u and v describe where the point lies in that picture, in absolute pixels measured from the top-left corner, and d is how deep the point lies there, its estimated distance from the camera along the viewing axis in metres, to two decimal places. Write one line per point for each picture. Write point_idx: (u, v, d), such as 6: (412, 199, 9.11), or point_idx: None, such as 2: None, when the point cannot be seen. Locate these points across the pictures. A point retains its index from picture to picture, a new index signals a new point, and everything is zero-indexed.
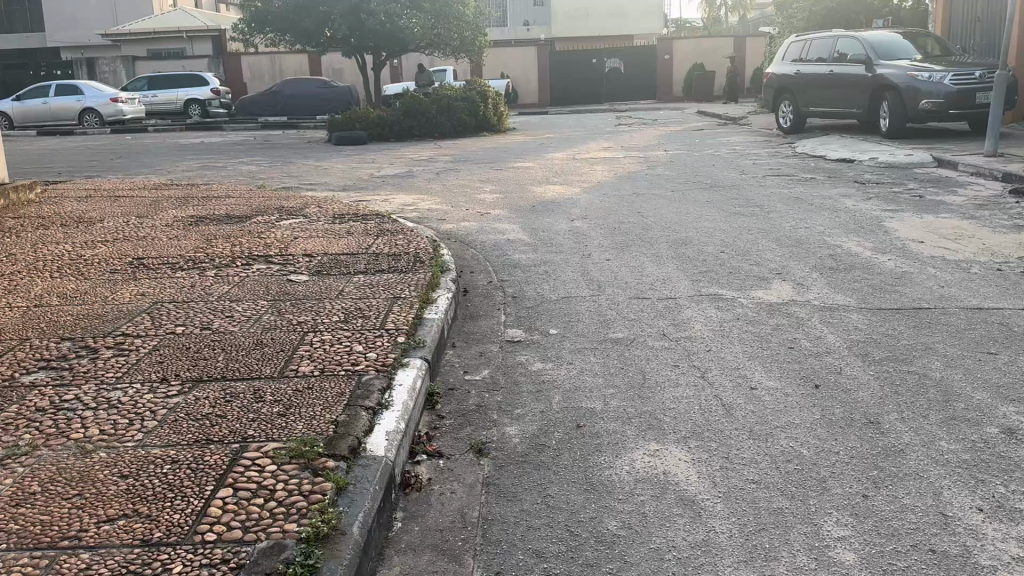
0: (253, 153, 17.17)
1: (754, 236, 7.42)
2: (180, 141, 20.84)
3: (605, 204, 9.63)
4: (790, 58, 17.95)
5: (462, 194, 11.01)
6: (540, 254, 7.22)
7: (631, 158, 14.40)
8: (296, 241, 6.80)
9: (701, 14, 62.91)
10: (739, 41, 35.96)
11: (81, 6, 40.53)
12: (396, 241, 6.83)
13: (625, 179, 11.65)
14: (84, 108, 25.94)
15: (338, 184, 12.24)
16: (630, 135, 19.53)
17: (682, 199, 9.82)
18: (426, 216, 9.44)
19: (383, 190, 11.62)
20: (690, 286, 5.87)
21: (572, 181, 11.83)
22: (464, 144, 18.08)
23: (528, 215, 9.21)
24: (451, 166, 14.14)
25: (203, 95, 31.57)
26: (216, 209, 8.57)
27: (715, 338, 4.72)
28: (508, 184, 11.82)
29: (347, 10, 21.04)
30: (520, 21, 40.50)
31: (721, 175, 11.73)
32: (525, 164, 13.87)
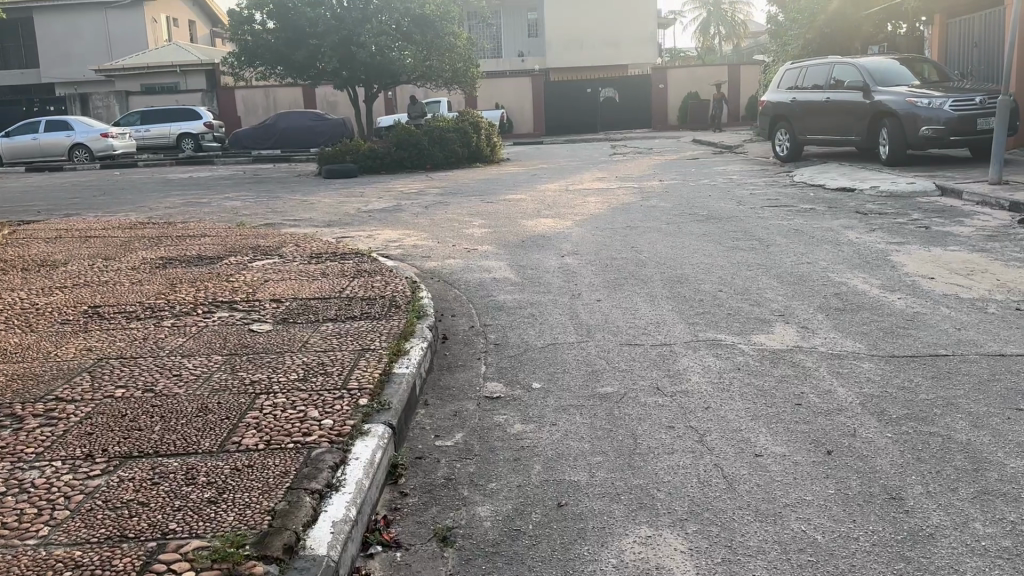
0: (240, 188, 16.82)
1: (754, 273, 7.00)
2: (168, 176, 20.52)
3: (598, 238, 9.22)
4: (786, 86, 17.71)
5: (449, 229, 10.63)
6: (527, 294, 6.79)
7: (625, 189, 14.04)
8: (266, 285, 6.37)
9: (695, 44, 63.14)
10: (733, 69, 35.88)
11: (75, 42, 40.58)
12: (372, 283, 6.39)
13: (618, 211, 11.28)
14: (74, 144, 25.58)
15: (322, 220, 11.85)
16: (624, 165, 19.22)
17: (677, 232, 9.43)
18: (410, 254, 9.03)
19: (369, 226, 11.23)
20: (687, 330, 5.44)
21: (564, 213, 11.46)
22: (456, 175, 17.75)
23: (517, 251, 8.81)
24: (440, 199, 13.76)
25: (196, 129, 31.36)
26: (188, 249, 8.16)
27: (714, 393, 4.28)
28: (498, 217, 11.44)
29: (337, 43, 20.83)
30: (515, 51, 40.81)
31: (718, 206, 11.35)
32: (517, 197, 13.50)
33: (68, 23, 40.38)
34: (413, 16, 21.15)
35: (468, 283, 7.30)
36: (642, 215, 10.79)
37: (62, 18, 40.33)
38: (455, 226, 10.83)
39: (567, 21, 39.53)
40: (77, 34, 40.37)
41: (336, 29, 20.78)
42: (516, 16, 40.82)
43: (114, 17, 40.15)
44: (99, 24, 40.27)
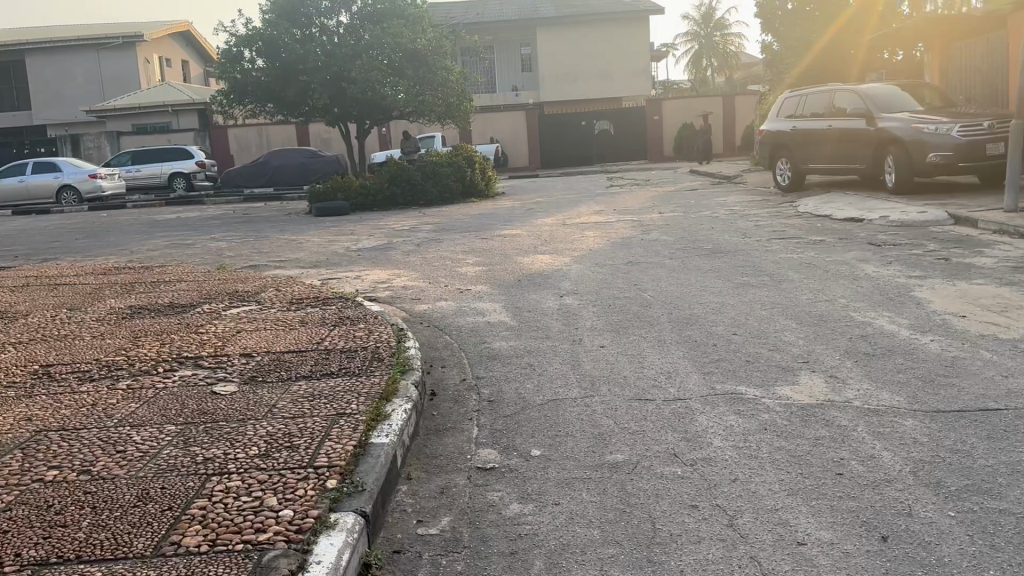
0: (228, 227, 16.36)
1: (769, 312, 6.49)
2: (157, 217, 20.08)
3: (598, 276, 8.74)
4: (785, 114, 17.38)
5: (442, 267, 10.14)
6: (524, 339, 6.24)
7: (625, 222, 13.57)
8: (238, 337, 5.83)
9: (689, 76, 63.35)
10: (728, 100, 35.74)
11: (67, 83, 40.44)
12: (353, 332, 5.84)
13: (618, 246, 10.77)
14: (61, 186, 25.20)
15: (310, 260, 11.37)
16: (622, 197, 18.78)
17: (683, 268, 8.91)
18: (400, 295, 8.52)
19: (358, 265, 10.74)
20: (702, 381, 4.89)
21: (561, 249, 10.98)
22: (449, 211, 17.29)
23: (513, 290, 8.30)
24: (433, 235, 13.28)
25: (188, 168, 31.02)
26: (160, 297, 7.62)
27: (741, 460, 3.72)
28: (493, 254, 10.94)
29: (327, 79, 20.58)
30: (509, 87, 40.83)
31: (722, 239, 10.86)
32: (512, 232, 13.01)
33: (60, 65, 40.33)
34: (404, 51, 20.89)
35: (462, 327, 6.77)
36: (644, 250, 10.29)
37: (54, 60, 40.28)
38: (448, 264, 10.37)
39: (560, 55, 39.54)
40: (69, 76, 40.29)
41: (326, 65, 20.52)
42: (509, 50, 40.83)
43: (106, 59, 40.12)
44: (91, 66, 40.21)
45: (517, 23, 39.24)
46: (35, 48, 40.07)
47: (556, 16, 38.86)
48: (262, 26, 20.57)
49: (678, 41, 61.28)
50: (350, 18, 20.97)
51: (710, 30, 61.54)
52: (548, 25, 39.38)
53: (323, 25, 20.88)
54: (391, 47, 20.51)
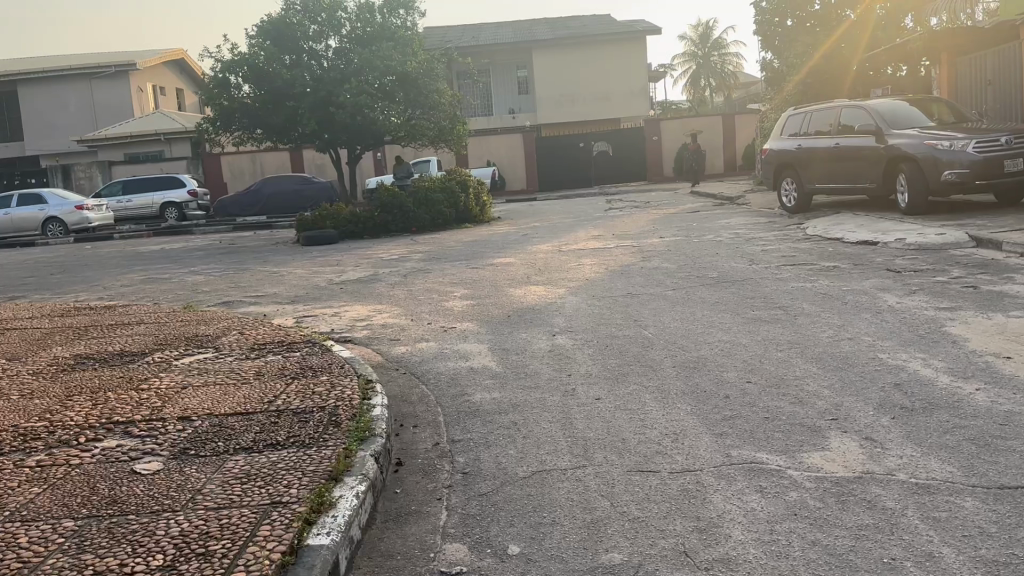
0: (211, 259, 15.69)
1: (787, 356, 5.78)
2: (141, 249, 19.44)
3: (593, 310, 8.04)
4: (789, 132, 16.78)
5: (426, 300, 9.45)
6: (510, 389, 5.52)
7: (623, 247, 12.89)
8: (182, 396, 5.11)
9: (687, 96, 63.04)
10: (727, 120, 35.26)
11: (60, 113, 40.08)
12: (313, 387, 5.12)
13: (616, 275, 10.07)
14: (47, 217, 24.61)
15: (288, 294, 10.68)
16: (621, 220, 18.11)
17: (686, 299, 8.21)
18: (378, 334, 7.79)
19: (337, 300, 10.04)
20: (715, 445, 4.15)
21: (555, 279, 10.26)
22: (442, 238, 16.61)
23: (502, 327, 7.56)
24: (421, 265, 12.58)
25: (179, 197, 30.48)
26: (110, 344, 6.92)
27: (769, 562, 2.98)
28: (483, 286, 10.24)
29: (315, 104, 20.05)
30: (506, 109, 40.25)
31: (727, 266, 10.16)
32: (505, 260, 12.31)
33: (52, 94, 39.98)
34: (394, 74, 20.34)
35: (442, 375, 6.02)
36: (644, 278, 9.59)
37: (47, 90, 39.97)
38: (434, 296, 9.67)
39: (557, 76, 39.09)
40: (61, 105, 39.94)
41: (314, 90, 19.98)
42: (505, 73, 40.40)
43: (98, 88, 39.78)
44: (83, 95, 39.86)
45: (513, 46, 38.84)
46: (26, 78, 39.76)
47: (552, 38, 38.49)
48: (249, 50, 20.05)
49: (675, 62, 61.03)
50: (339, 42, 20.49)
51: (707, 50, 61.37)
52: (544, 47, 38.98)
53: (312, 49, 20.37)
54: (381, 70, 19.97)
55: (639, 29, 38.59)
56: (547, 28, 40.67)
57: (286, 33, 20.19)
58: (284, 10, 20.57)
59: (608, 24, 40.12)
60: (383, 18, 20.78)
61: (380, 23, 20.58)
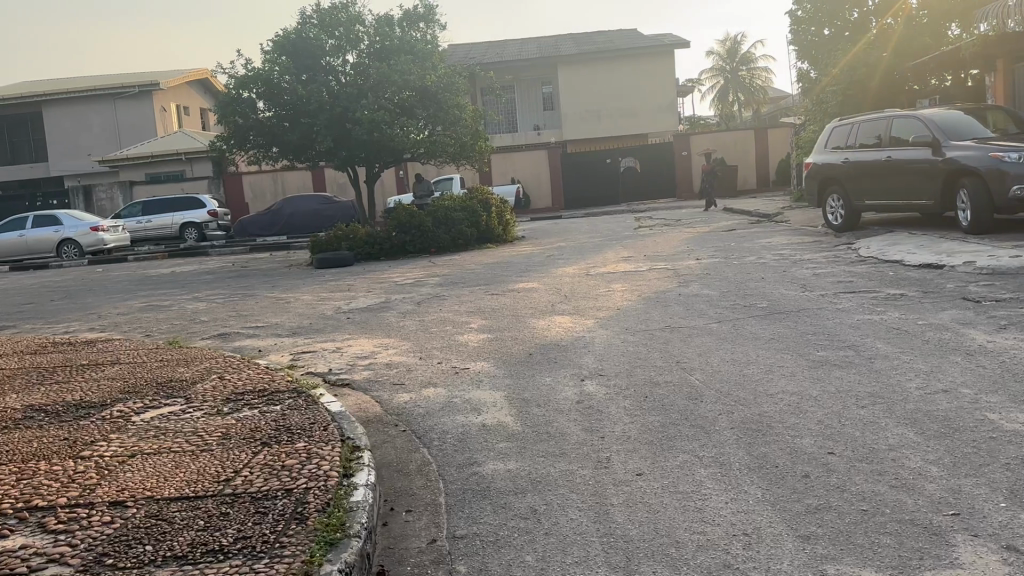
0: (218, 284, 14.87)
1: (872, 418, 4.70)
2: (152, 272, 18.73)
3: (626, 347, 7.01)
4: (834, 145, 15.66)
5: (439, 333, 8.48)
6: (530, 454, 4.49)
7: (657, 271, 11.83)
8: (122, 470, 4.14)
9: (715, 110, 61.88)
10: (759, 134, 34.16)
11: (83, 133, 40.00)
12: (283, 459, 4.13)
13: (651, 304, 9.01)
14: (61, 239, 24.08)
15: (291, 325, 9.78)
16: (653, 240, 17.03)
17: (736, 335, 7.13)
18: (381, 375, 6.81)
19: (342, 331, 9.10)
20: (803, 558, 3.10)
21: (583, 308, 9.24)
22: (462, 260, 15.66)
23: (522, 369, 6.54)
24: (437, 291, 11.63)
25: (199, 217, 29.96)
26: (70, 392, 5.98)
27: None
28: (503, 315, 9.25)
29: (331, 121, 19.28)
30: (531, 125, 39.56)
31: (777, 294, 9.07)
32: (528, 285, 11.31)
33: (77, 115, 39.93)
34: (414, 89, 19.53)
35: (449, 433, 5.00)
36: (683, 308, 8.54)
37: (71, 110, 39.93)
38: (448, 328, 8.70)
39: (582, 91, 38.20)
40: (85, 125, 39.86)
41: (330, 106, 19.20)
42: (530, 89, 39.61)
43: (122, 108, 39.63)
44: (107, 115, 39.73)
45: (537, 61, 38.01)
46: (51, 99, 39.74)
47: (578, 52, 37.61)
48: (263, 66, 19.34)
49: (703, 77, 59.92)
50: (357, 56, 19.74)
51: (735, 64, 60.21)
52: (570, 62, 38.06)
53: (329, 64, 19.62)
54: (400, 85, 19.18)
55: (668, 43, 37.57)
56: (572, 43, 39.83)
57: (301, 47, 19.45)
58: (300, 24, 19.84)
59: (635, 38, 39.19)
60: (403, 31, 20.02)
61: (400, 36, 19.81)
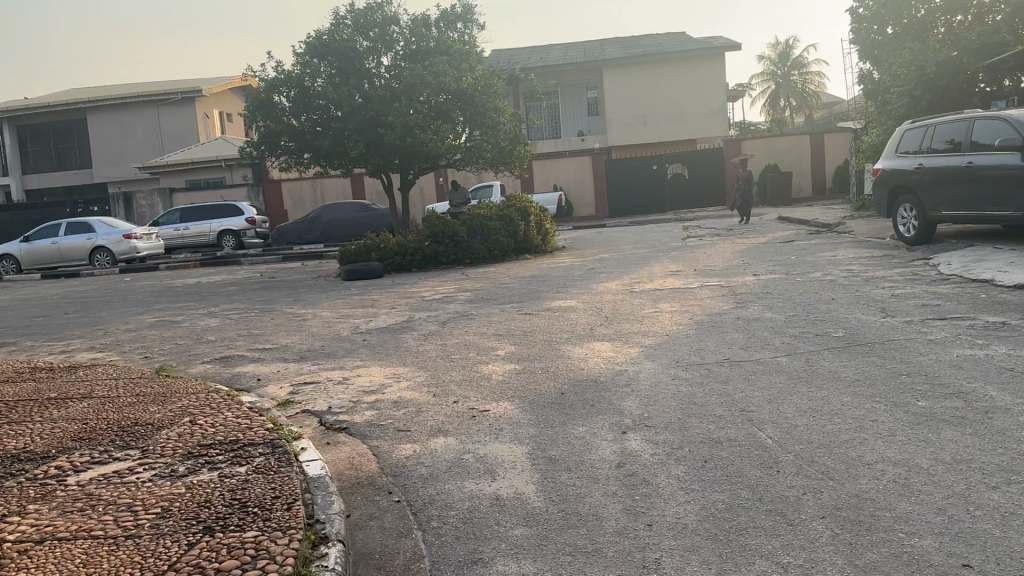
0: (239, 296, 14.11)
1: (1011, 508, 3.50)
2: (178, 282, 18.11)
3: (678, 387, 5.85)
4: (906, 150, 14.25)
5: (461, 362, 7.42)
6: (551, 550, 3.40)
7: (709, 288, 10.63)
8: (15, 567, 3.15)
9: (765, 117, 59.99)
10: (815, 138, 32.64)
11: (127, 140, 40.28)
12: (222, 560, 3.12)
13: (706, 330, 7.84)
14: (95, 246, 23.83)
15: (301, 347, 8.84)
16: (704, 252, 15.78)
17: (811, 374, 5.93)
18: (386, 416, 5.74)
19: (355, 356, 8.11)
20: None
21: (626, 334, 8.10)
22: (497, 272, 14.65)
23: (552, 414, 5.42)
24: (466, 308, 10.60)
25: (238, 225, 29.54)
26: (15, 437, 5.04)
27: None
28: (535, 341, 8.16)
29: (363, 125, 18.44)
30: (575, 131, 38.55)
31: (852, 320, 7.83)
32: (566, 304, 10.24)
33: (121, 122, 40.20)
34: (450, 92, 18.58)
35: (454, 508, 3.94)
36: (744, 337, 7.34)
37: (116, 117, 40.23)
38: (473, 355, 7.64)
39: (627, 97, 36.98)
40: (129, 132, 40.11)
41: (363, 110, 18.37)
42: (574, 95, 38.53)
43: (166, 115, 39.91)
44: (151, 122, 39.97)
45: (581, 65, 36.89)
46: (96, 106, 40.06)
47: (623, 56, 36.40)
48: (295, 69, 18.62)
49: (754, 81, 58.04)
50: (392, 59, 18.91)
51: (787, 69, 58.29)
52: (616, 66, 36.84)
53: (363, 66, 18.78)
54: (435, 87, 18.22)
55: (718, 45, 36.12)
56: (618, 46, 38.65)
57: (333, 49, 18.66)
58: (333, 25, 19.03)
59: (683, 41, 37.83)
60: (439, 32, 19.13)
61: (436, 37, 18.89)
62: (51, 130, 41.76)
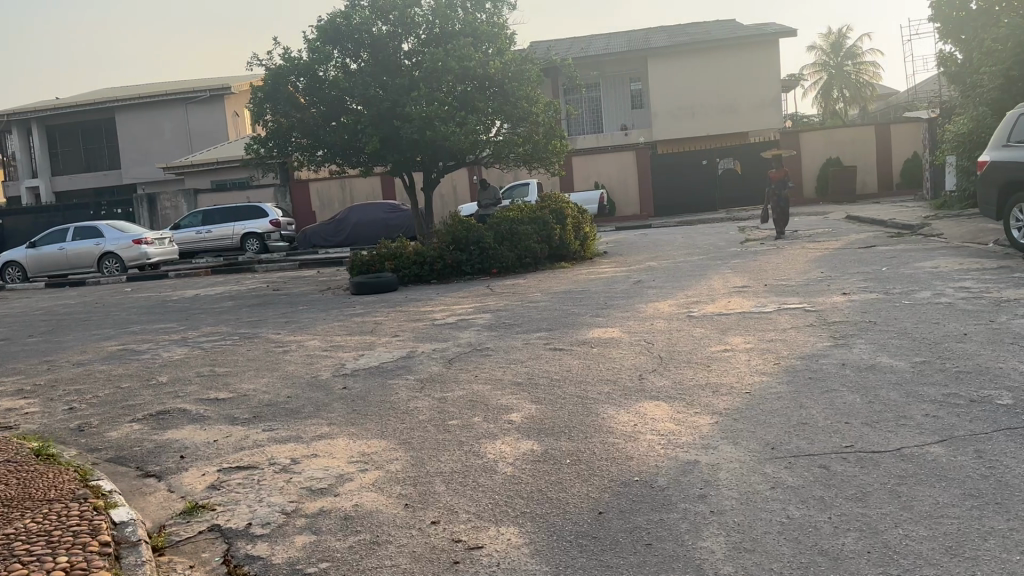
0: (229, 315, 12.25)
1: None
2: (176, 294, 16.35)
3: (785, 511, 3.67)
4: (1020, 137, 11.72)
5: (459, 435, 5.25)
6: None
7: (790, 314, 8.36)
8: None
9: (817, 109, 56.77)
10: (881, 129, 29.95)
11: (154, 139, 39.23)
12: None
13: (806, 388, 5.59)
14: (103, 253, 22.51)
15: (262, 398, 6.80)
16: (770, 259, 13.47)
17: (1007, 495, 3.66)
18: (320, 555, 3.65)
19: (323, 417, 6.03)
20: None
21: (689, 389, 5.87)
22: (527, 286, 12.52)
23: (584, 568, 3.27)
24: (483, 338, 8.48)
25: (261, 228, 27.85)
26: None
27: None
28: (563, 396, 5.98)
29: (378, 118, 16.36)
30: (618, 125, 36.23)
31: (1013, 373, 5.53)
32: (608, 334, 8.10)
33: (149, 121, 39.13)
34: (473, 79, 16.39)
35: None
36: (865, 405, 5.09)
37: (145, 117, 39.18)
38: (477, 422, 5.50)
39: (673, 88, 34.52)
40: (157, 132, 39.09)
41: (378, 100, 16.34)
42: (617, 87, 36.17)
43: (194, 114, 38.87)
44: (179, 122, 38.89)
45: (624, 56, 34.58)
46: (124, 105, 39.08)
47: (668, 45, 33.92)
48: (305, 55, 16.57)
49: (806, 72, 54.92)
50: (413, 43, 16.75)
51: (839, 59, 55.05)
52: (661, 55, 34.39)
53: (380, 51, 16.72)
54: (457, 74, 16.07)
55: (772, 30, 33.55)
56: (664, 34, 36.18)
57: (348, 34, 16.66)
58: (348, 7, 17.00)
59: (733, 27, 35.25)
60: (465, 13, 16.96)
61: (462, 18, 16.73)
62: (80, 130, 40.80)
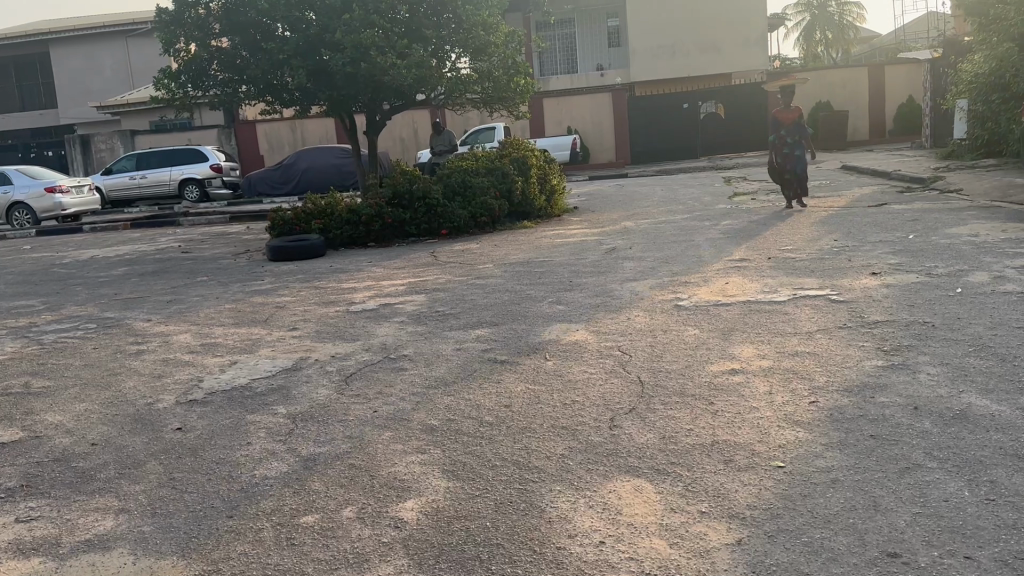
0: (111, 288, 9.92)
1: None
2: (73, 255, 13.88)
3: None
4: None
5: (304, 556, 3.11)
6: None
7: (813, 307, 6.28)
8: None
9: (798, 53, 54.16)
10: (875, 71, 27.76)
11: (92, 75, 35.92)
12: None
13: (871, 462, 3.50)
14: (11, 202, 19.87)
15: (55, 448, 4.58)
16: (769, 220, 11.41)
17: None
18: None
19: (119, 496, 3.87)
20: None
21: (688, 453, 3.77)
22: (477, 253, 10.34)
23: None
24: (402, 338, 6.31)
25: (201, 173, 25.13)
26: None
27: None
28: (494, 462, 3.84)
29: (307, 48, 13.83)
30: (593, 65, 33.55)
31: None
32: (569, 336, 5.96)
33: (86, 55, 35.74)
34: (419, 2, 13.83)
35: None
36: (987, 511, 3.03)
37: (81, 51, 35.77)
38: (344, 521, 3.36)
39: (653, 24, 31.84)
40: (95, 67, 35.76)
41: (306, 25, 13.76)
42: (593, 23, 33.46)
43: (134, 48, 35.52)
44: (118, 55, 35.53)
45: None
46: (59, 37, 35.66)
47: None
48: None
49: (790, 12, 52.15)
50: None
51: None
52: None
53: None
54: None
55: None
56: None
57: None
58: None
59: None
60: None
61: None
62: (13, 65, 37.37)
